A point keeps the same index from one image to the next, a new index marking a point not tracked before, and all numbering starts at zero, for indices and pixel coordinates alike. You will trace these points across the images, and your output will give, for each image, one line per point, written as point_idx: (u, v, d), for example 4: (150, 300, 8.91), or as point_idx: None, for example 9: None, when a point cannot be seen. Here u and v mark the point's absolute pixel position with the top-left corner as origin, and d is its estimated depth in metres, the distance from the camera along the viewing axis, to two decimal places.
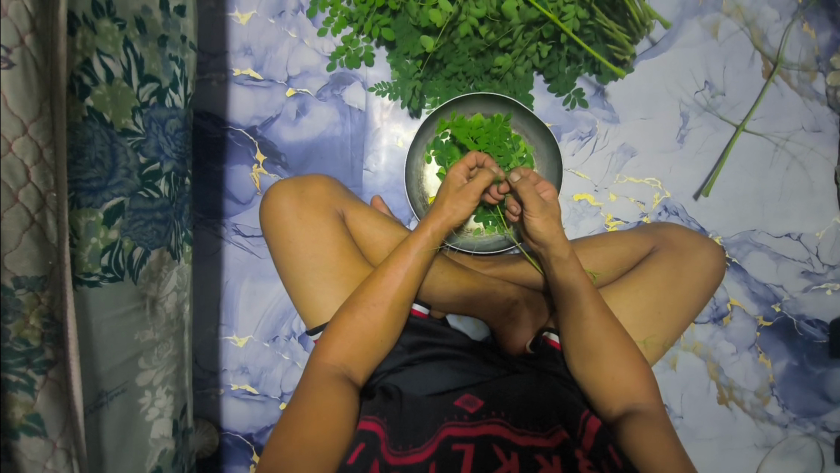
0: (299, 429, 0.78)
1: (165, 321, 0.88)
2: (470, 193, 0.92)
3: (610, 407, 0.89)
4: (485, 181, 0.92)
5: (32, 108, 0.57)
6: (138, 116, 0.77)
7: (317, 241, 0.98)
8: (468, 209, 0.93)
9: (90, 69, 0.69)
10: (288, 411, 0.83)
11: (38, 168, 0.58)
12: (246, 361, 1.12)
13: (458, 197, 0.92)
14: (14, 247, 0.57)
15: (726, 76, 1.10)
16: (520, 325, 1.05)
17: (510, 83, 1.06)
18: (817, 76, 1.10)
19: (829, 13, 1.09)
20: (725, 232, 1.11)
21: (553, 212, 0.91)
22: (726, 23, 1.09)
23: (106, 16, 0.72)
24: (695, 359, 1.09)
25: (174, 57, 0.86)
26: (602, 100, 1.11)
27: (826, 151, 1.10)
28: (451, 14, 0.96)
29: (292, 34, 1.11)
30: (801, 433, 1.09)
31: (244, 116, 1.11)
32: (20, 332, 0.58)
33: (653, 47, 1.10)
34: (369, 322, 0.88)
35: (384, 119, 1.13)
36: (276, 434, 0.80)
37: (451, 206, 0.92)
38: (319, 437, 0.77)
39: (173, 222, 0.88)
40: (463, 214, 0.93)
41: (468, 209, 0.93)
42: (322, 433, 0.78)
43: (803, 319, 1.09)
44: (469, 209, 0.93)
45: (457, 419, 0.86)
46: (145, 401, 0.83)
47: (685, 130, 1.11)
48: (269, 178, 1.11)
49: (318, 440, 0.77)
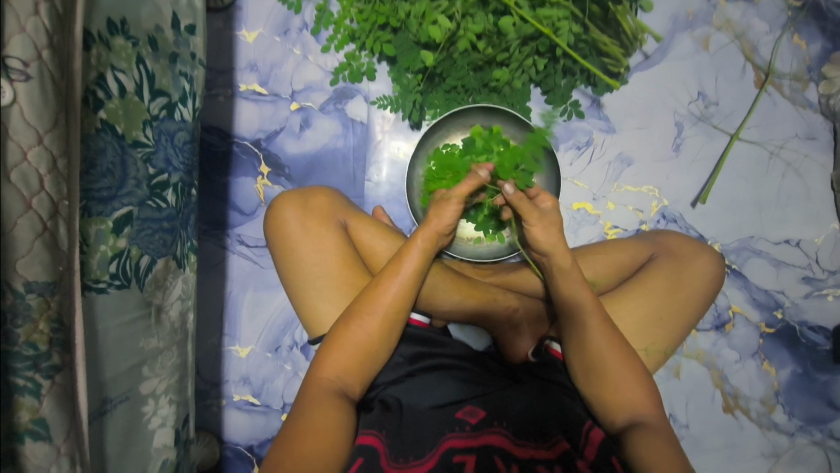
0: (296, 445, 0.77)
1: (170, 329, 0.89)
2: (452, 198, 0.93)
3: (613, 418, 0.90)
4: (469, 185, 0.93)
5: (48, 117, 0.59)
6: (148, 129, 0.80)
7: (319, 251, 1.00)
8: (456, 211, 0.94)
9: (104, 83, 0.72)
10: (286, 427, 0.82)
11: (51, 176, 0.60)
12: (248, 372, 1.12)
13: (441, 205, 0.95)
14: (25, 253, 0.59)
15: (719, 86, 1.12)
16: (521, 334, 1.05)
17: (508, 96, 1.08)
18: (810, 85, 1.12)
19: (819, 24, 1.12)
20: (723, 238, 1.12)
21: (544, 221, 0.93)
22: (716, 36, 1.12)
23: (121, 34, 0.75)
24: (698, 366, 1.09)
25: (184, 72, 0.89)
26: (598, 111, 1.13)
27: (821, 158, 1.12)
28: (450, 29, 0.98)
29: (296, 50, 1.15)
30: (808, 441, 1.08)
31: (249, 129, 1.14)
32: (29, 336, 0.60)
33: (646, 60, 1.12)
34: (364, 335, 0.88)
35: (386, 131, 1.16)
36: (274, 449, 0.80)
37: (438, 214, 0.94)
38: (316, 455, 0.76)
39: (179, 231, 0.90)
40: (452, 218, 0.94)
41: (455, 211, 0.94)
42: (318, 451, 0.77)
43: (806, 326, 1.09)
44: (457, 210, 0.94)
45: (459, 430, 0.86)
46: (148, 409, 0.84)
47: (680, 139, 1.13)
48: (273, 189, 1.14)
49: (315, 457, 0.76)
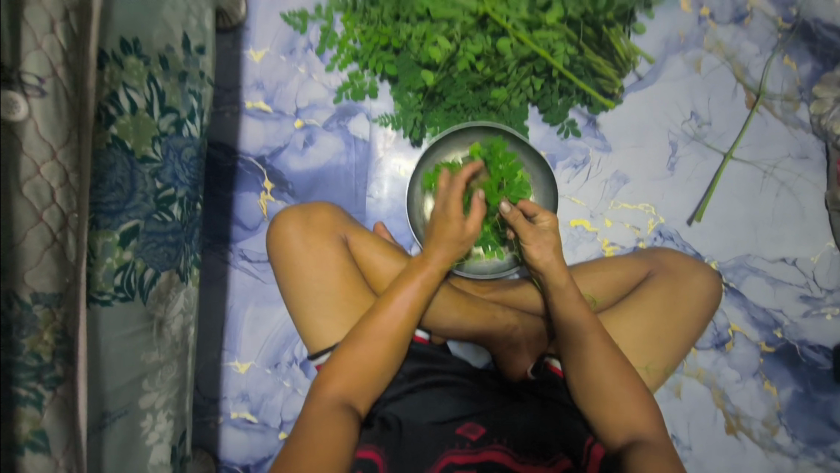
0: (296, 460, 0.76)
1: (171, 342, 0.89)
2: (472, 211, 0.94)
3: (613, 436, 0.88)
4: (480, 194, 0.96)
5: (61, 134, 0.61)
6: (157, 145, 0.82)
7: (321, 266, 1.01)
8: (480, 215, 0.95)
9: (116, 100, 0.74)
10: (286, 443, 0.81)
11: (63, 190, 0.62)
12: (247, 388, 1.12)
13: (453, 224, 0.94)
14: (34, 264, 0.60)
15: (712, 106, 1.15)
16: (520, 351, 1.04)
17: (505, 115, 1.10)
18: (801, 105, 1.15)
19: (809, 45, 1.15)
20: (720, 255, 1.13)
21: (538, 241, 0.93)
22: (708, 58, 1.15)
23: (133, 53, 0.78)
24: (699, 386, 1.09)
25: (193, 90, 0.91)
26: (594, 130, 1.15)
27: (814, 177, 1.14)
28: (450, 50, 1.00)
29: (301, 69, 1.18)
30: (811, 463, 1.07)
31: (254, 146, 1.16)
32: (33, 347, 0.61)
33: (640, 81, 1.15)
34: (369, 356, 0.88)
35: (387, 149, 1.18)
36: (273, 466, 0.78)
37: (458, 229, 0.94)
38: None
39: (183, 245, 0.91)
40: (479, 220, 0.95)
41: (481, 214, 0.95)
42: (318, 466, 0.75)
43: (805, 345, 1.10)
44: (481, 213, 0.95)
45: (459, 447, 0.88)
46: (146, 424, 0.84)
47: (675, 158, 1.15)
48: (275, 204, 1.15)
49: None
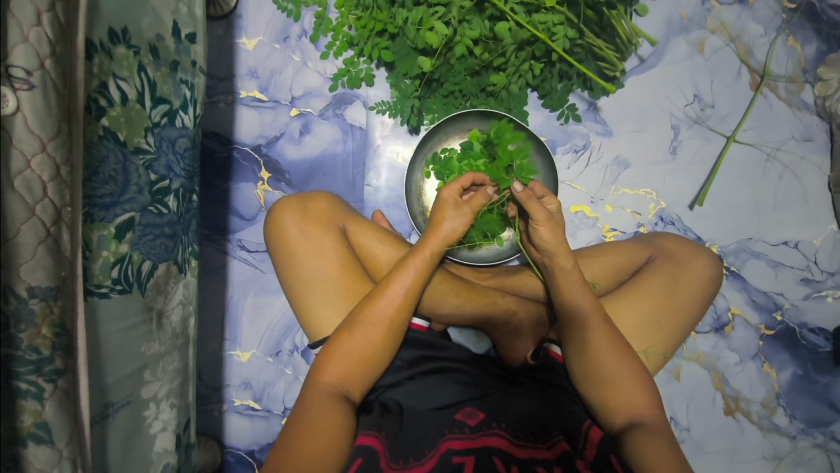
0: (296, 449, 0.77)
1: (171, 334, 0.90)
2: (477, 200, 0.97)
3: (613, 419, 0.90)
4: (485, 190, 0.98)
5: (51, 127, 0.60)
6: (150, 136, 0.81)
7: (319, 256, 1.01)
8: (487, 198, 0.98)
9: (106, 91, 0.73)
10: (285, 431, 0.82)
11: (54, 183, 0.61)
12: (249, 376, 1.13)
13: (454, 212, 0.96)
14: (29, 258, 0.60)
15: (714, 89, 1.13)
16: (521, 336, 1.04)
17: (505, 100, 1.08)
18: (806, 86, 1.12)
19: (814, 26, 1.12)
20: (722, 240, 1.12)
21: (550, 225, 0.93)
22: (711, 39, 1.13)
23: (122, 43, 0.76)
24: (699, 369, 1.09)
25: (184, 80, 0.90)
26: (594, 114, 1.14)
27: (817, 160, 1.12)
28: (447, 36, 0.98)
29: (296, 57, 1.16)
30: (810, 444, 1.08)
31: (250, 135, 1.15)
32: (32, 341, 0.61)
33: (642, 64, 1.13)
34: (367, 342, 0.88)
35: (384, 136, 1.17)
36: (274, 454, 0.80)
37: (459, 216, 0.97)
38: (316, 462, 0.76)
39: (181, 236, 0.91)
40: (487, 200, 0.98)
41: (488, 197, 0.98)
42: (317, 455, 0.77)
43: (805, 327, 1.09)
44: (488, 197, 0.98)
45: (458, 431, 0.86)
46: (149, 414, 0.85)
47: (677, 141, 1.13)
48: (273, 194, 1.15)
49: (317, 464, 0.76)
